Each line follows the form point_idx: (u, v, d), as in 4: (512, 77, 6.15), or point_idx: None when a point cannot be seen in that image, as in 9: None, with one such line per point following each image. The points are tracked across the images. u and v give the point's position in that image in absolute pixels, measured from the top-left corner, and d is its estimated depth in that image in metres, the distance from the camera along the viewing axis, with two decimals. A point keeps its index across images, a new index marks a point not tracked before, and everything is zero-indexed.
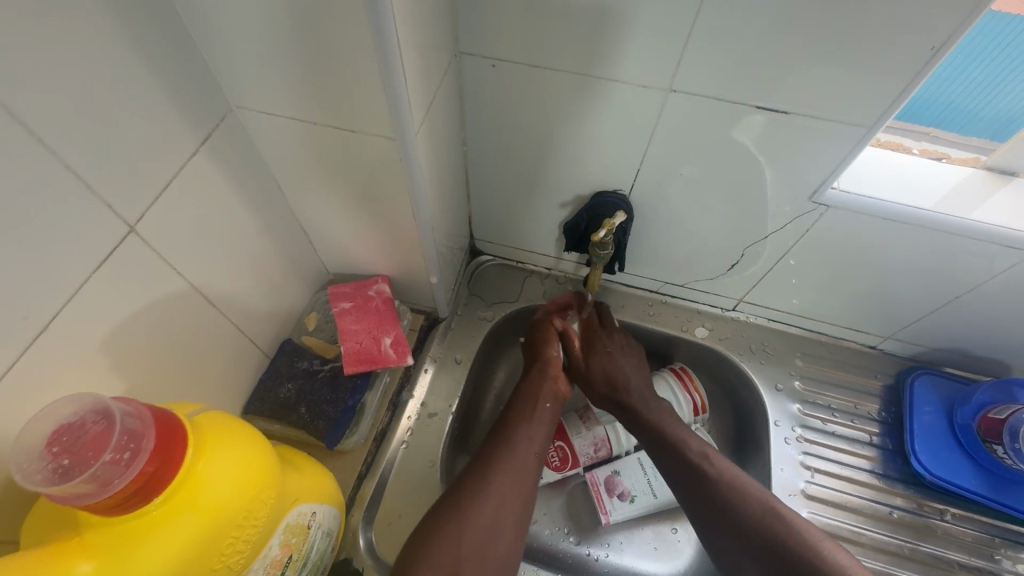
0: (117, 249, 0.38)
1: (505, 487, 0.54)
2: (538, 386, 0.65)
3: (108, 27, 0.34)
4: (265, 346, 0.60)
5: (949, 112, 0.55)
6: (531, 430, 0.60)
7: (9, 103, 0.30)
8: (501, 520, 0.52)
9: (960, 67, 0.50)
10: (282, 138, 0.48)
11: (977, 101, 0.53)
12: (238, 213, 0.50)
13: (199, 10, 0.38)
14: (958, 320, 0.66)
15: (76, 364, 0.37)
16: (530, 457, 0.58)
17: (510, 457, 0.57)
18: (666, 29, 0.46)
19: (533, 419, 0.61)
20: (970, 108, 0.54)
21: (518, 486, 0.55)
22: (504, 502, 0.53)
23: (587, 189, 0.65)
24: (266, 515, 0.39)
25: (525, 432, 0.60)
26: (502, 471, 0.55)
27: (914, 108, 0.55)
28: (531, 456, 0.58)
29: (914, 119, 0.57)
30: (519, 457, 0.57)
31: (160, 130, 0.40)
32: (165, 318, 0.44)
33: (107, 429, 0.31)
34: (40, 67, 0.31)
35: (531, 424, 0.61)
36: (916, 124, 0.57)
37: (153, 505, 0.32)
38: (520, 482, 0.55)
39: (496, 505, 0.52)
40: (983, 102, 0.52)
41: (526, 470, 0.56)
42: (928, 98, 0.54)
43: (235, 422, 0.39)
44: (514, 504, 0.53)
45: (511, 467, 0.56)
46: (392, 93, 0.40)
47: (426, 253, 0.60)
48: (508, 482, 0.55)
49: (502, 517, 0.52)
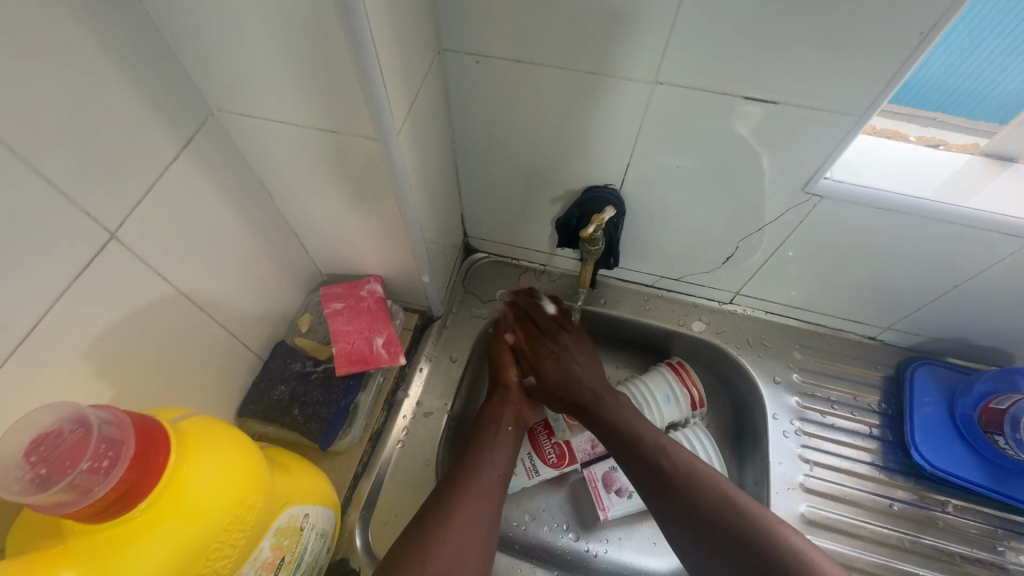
0: (98, 255, 0.38)
1: (470, 507, 0.54)
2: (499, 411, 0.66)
3: (81, 34, 0.34)
4: (258, 349, 0.60)
5: (954, 95, 0.53)
6: (492, 453, 0.61)
7: None
8: (470, 535, 0.52)
9: (962, 47, 0.48)
10: (264, 140, 0.48)
11: (983, 82, 0.51)
12: (224, 216, 0.50)
13: (174, 15, 0.38)
14: (958, 309, 0.65)
15: (62, 370, 0.38)
16: (494, 478, 0.58)
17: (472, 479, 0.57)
18: (648, 20, 0.46)
19: (494, 444, 0.62)
20: (976, 91, 0.52)
21: (486, 506, 0.55)
22: (474, 518, 0.53)
23: (578, 184, 0.65)
24: (253, 519, 0.39)
25: (488, 456, 0.60)
26: (466, 490, 0.55)
27: (919, 92, 0.54)
28: (495, 479, 0.58)
29: (919, 104, 0.56)
30: (483, 479, 0.57)
31: (139, 136, 0.40)
32: (151, 323, 0.44)
33: (85, 437, 0.31)
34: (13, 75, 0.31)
35: (493, 447, 0.61)
36: (921, 109, 0.56)
37: (137, 510, 0.33)
38: (486, 503, 0.55)
39: (467, 521, 0.53)
40: (990, 83, 0.51)
41: (492, 492, 0.57)
42: (932, 81, 0.53)
43: (221, 426, 0.39)
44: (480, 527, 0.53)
45: (475, 488, 0.56)
46: (370, 94, 0.40)
47: (416, 253, 0.60)
48: (474, 501, 0.55)
49: (474, 530, 0.52)
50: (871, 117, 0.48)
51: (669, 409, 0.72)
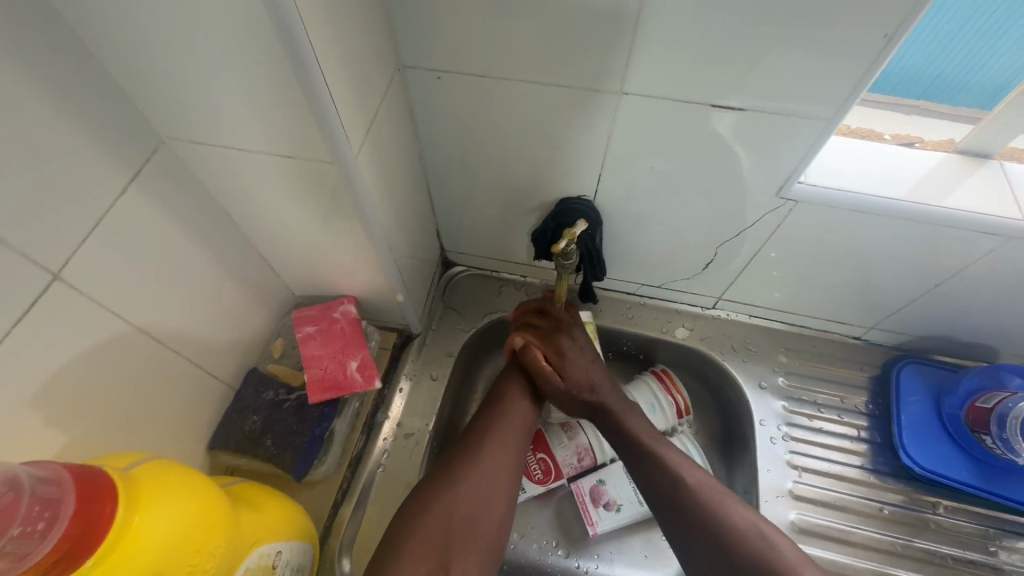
0: (42, 298, 0.37)
1: (497, 464, 0.56)
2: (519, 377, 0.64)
3: (8, 68, 0.32)
4: (228, 378, 0.59)
5: (938, 80, 0.52)
6: (523, 405, 0.62)
7: None
8: (487, 500, 0.54)
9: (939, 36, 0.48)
10: (220, 167, 0.47)
11: (962, 69, 0.50)
12: (183, 247, 0.49)
13: (109, 44, 0.37)
14: (939, 306, 0.65)
15: (7, 418, 0.36)
16: (521, 424, 0.60)
17: (502, 431, 0.58)
18: (609, 31, 0.45)
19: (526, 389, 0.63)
20: (959, 75, 0.51)
21: (509, 461, 0.57)
22: (493, 478, 0.55)
23: (552, 196, 0.64)
24: (215, 566, 0.37)
25: (517, 407, 0.61)
26: (494, 449, 0.57)
27: (901, 80, 0.53)
28: (523, 427, 0.60)
29: (903, 93, 0.55)
30: (511, 432, 0.59)
31: (81, 171, 0.38)
32: (106, 361, 0.43)
33: (18, 500, 0.30)
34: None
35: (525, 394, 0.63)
36: (906, 98, 0.55)
37: (86, 567, 0.31)
38: (510, 454, 0.57)
39: (487, 482, 0.55)
40: (970, 69, 0.50)
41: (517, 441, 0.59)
42: (911, 72, 0.52)
43: (177, 469, 0.38)
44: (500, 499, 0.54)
45: (502, 442, 0.58)
46: (323, 116, 0.39)
47: (387, 272, 0.59)
48: (497, 458, 0.56)
49: (491, 494, 0.54)
50: (842, 119, 0.48)
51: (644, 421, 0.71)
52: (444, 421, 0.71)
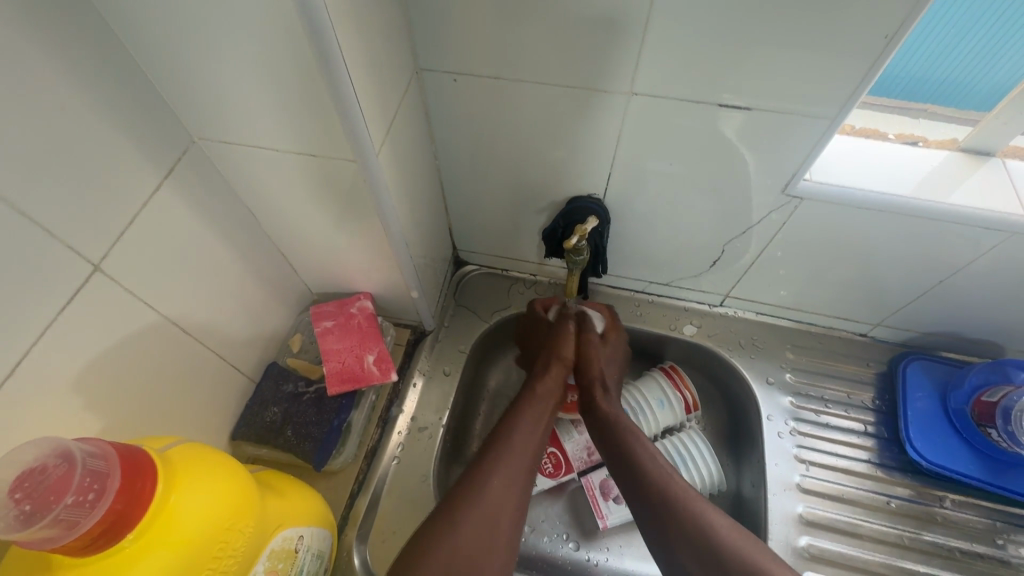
0: (83, 287, 0.39)
1: (497, 498, 0.53)
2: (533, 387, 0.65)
3: (56, 72, 0.34)
4: (249, 371, 0.61)
5: (944, 85, 0.53)
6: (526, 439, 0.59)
7: None
8: (491, 533, 0.51)
9: (943, 39, 0.48)
10: (245, 166, 0.49)
11: (966, 72, 0.51)
12: (209, 243, 0.51)
13: (149, 48, 0.39)
14: (945, 303, 0.66)
15: (49, 402, 0.38)
16: (523, 459, 0.58)
17: (507, 462, 0.56)
18: (619, 35, 0.47)
19: (530, 420, 0.61)
20: (963, 78, 0.52)
21: (513, 497, 0.54)
22: (495, 511, 0.52)
23: (562, 195, 0.66)
24: (244, 545, 0.39)
25: (520, 439, 0.59)
26: (496, 482, 0.54)
27: (908, 84, 0.54)
28: (528, 460, 0.58)
29: (911, 97, 0.55)
30: (516, 464, 0.57)
31: (120, 168, 0.40)
32: (139, 351, 0.45)
33: (70, 471, 0.32)
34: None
35: (529, 426, 0.61)
36: (913, 101, 0.56)
37: (127, 540, 0.33)
38: (515, 487, 0.55)
39: (489, 518, 0.52)
40: (976, 72, 0.51)
41: (523, 475, 0.56)
42: (917, 74, 0.52)
43: (210, 452, 0.40)
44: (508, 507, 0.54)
45: (507, 474, 0.55)
46: (346, 116, 0.41)
47: (403, 269, 0.61)
48: (502, 492, 0.54)
49: (493, 528, 0.51)
50: (846, 117, 0.49)
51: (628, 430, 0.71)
52: (456, 417, 0.72)
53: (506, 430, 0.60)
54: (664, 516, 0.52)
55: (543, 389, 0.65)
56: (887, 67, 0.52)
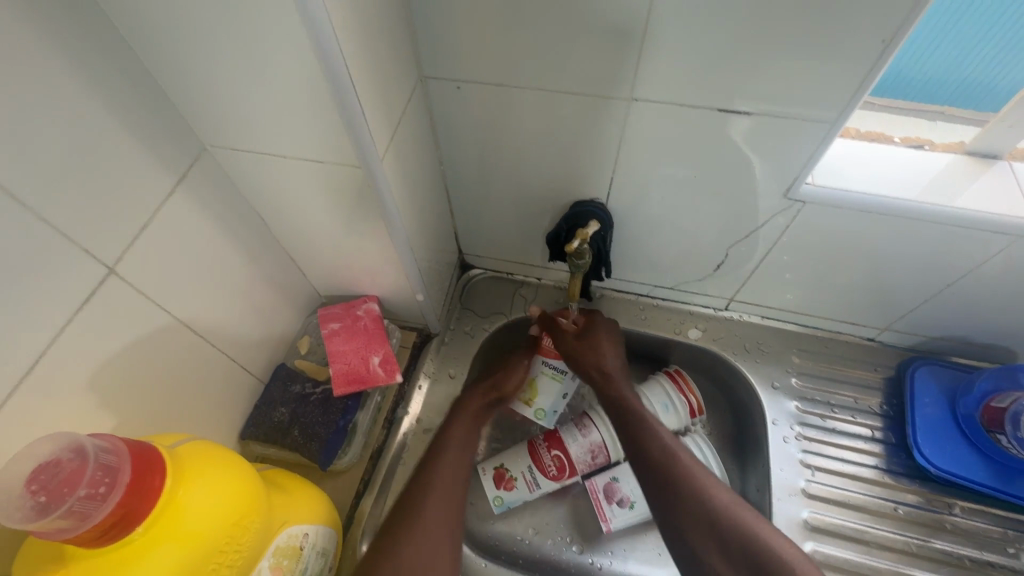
0: (98, 289, 0.41)
1: (431, 522, 0.54)
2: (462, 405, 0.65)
3: (76, 82, 0.36)
4: (258, 372, 0.62)
5: (957, 89, 0.54)
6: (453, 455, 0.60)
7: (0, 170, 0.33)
8: (427, 548, 0.52)
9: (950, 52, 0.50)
10: (257, 173, 0.50)
11: (977, 78, 0.52)
12: (220, 248, 0.52)
13: (163, 61, 0.41)
14: (953, 307, 0.65)
15: (66, 402, 0.40)
16: (453, 475, 0.58)
17: (441, 485, 0.57)
18: (618, 42, 0.48)
19: (461, 442, 0.62)
20: (976, 84, 0.53)
21: (451, 517, 0.55)
22: (430, 529, 0.54)
23: (566, 200, 0.66)
24: (250, 540, 0.40)
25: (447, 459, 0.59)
26: (427, 505, 0.55)
27: (924, 84, 0.54)
28: (461, 481, 0.59)
29: (927, 100, 0.56)
30: (452, 486, 0.57)
31: (135, 175, 0.42)
32: (151, 351, 0.46)
33: (83, 465, 0.33)
34: (6, 120, 0.33)
35: (461, 447, 0.61)
36: (929, 104, 0.57)
37: (136, 533, 0.34)
38: (452, 507, 0.56)
39: (430, 539, 0.53)
40: (996, 71, 0.50)
41: (450, 493, 0.57)
42: (932, 75, 0.53)
43: (217, 449, 0.41)
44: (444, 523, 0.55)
45: (440, 502, 0.56)
46: (352, 123, 0.42)
47: (409, 273, 0.62)
48: (438, 515, 0.55)
49: (432, 543, 0.53)
50: (846, 121, 0.49)
51: None
52: None
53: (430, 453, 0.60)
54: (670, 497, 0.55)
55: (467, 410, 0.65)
56: (900, 70, 0.54)
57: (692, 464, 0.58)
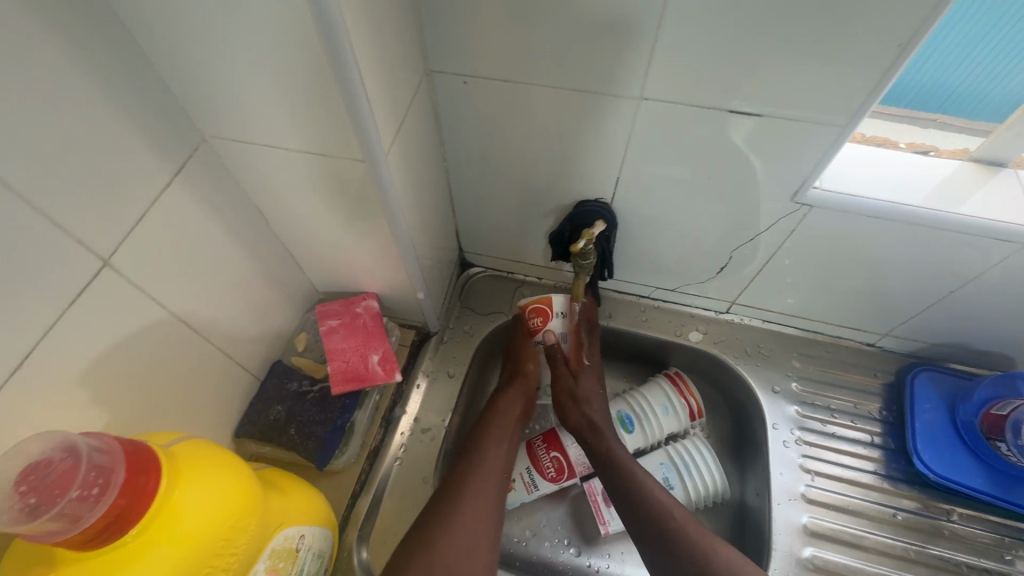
0: (92, 282, 0.39)
1: (472, 517, 0.54)
2: (506, 403, 0.66)
3: (73, 67, 0.35)
4: (254, 369, 0.61)
5: (956, 95, 0.53)
6: (496, 451, 0.61)
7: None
8: (471, 544, 0.52)
9: (958, 52, 0.48)
10: (257, 164, 0.49)
11: (979, 83, 0.51)
12: (217, 242, 0.51)
13: (163, 47, 0.39)
14: (955, 314, 0.65)
15: (56, 398, 0.39)
16: (498, 472, 0.59)
17: (478, 480, 0.58)
18: (630, 38, 0.46)
19: (499, 438, 0.62)
20: (976, 89, 0.52)
21: (487, 513, 0.55)
22: (474, 525, 0.53)
23: (570, 199, 0.65)
24: (247, 541, 0.39)
25: (492, 455, 0.60)
26: (470, 499, 0.55)
27: (917, 93, 0.54)
28: (500, 476, 0.59)
29: (922, 106, 0.55)
30: (489, 481, 0.58)
31: (131, 164, 0.41)
32: (145, 346, 0.45)
33: (75, 465, 0.32)
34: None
35: (499, 443, 0.62)
36: (923, 111, 0.56)
37: (130, 536, 0.33)
38: (490, 502, 0.56)
39: (466, 532, 0.53)
40: (988, 82, 0.51)
41: (495, 490, 0.58)
42: (927, 83, 0.52)
43: (214, 448, 0.40)
44: (487, 520, 0.55)
45: (479, 495, 0.56)
46: (357, 115, 0.41)
47: (410, 271, 0.61)
48: (475, 508, 0.55)
49: (475, 539, 0.53)
50: (857, 125, 0.49)
51: (632, 435, 0.71)
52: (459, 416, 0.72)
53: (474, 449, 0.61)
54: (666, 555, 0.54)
55: (504, 407, 0.66)
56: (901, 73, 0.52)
57: (689, 524, 0.56)
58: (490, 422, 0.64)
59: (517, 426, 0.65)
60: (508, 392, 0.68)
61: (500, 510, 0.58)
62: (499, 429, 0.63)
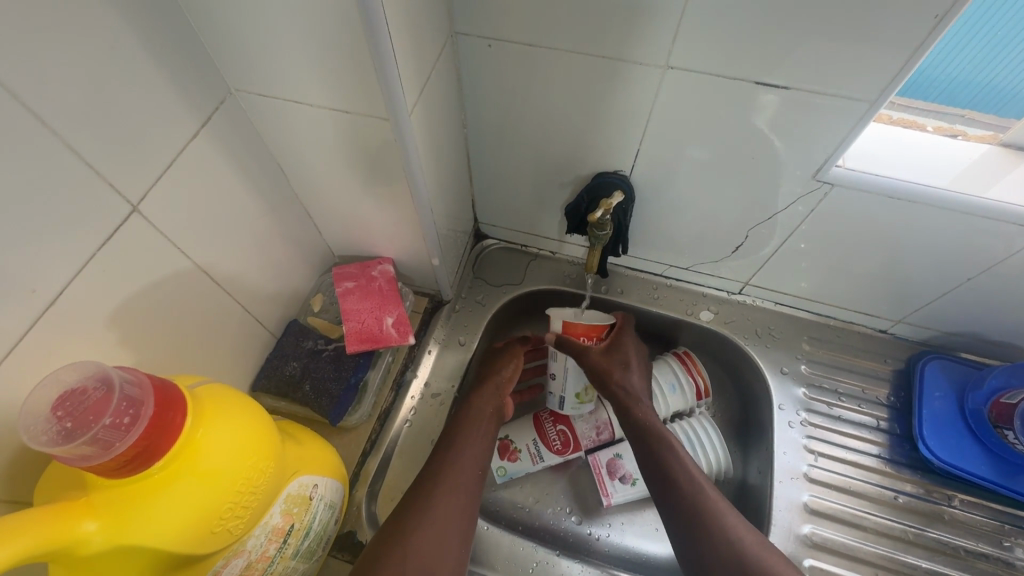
0: (120, 227, 0.40)
1: (444, 511, 0.53)
2: (483, 401, 0.64)
3: (103, 9, 0.35)
4: (272, 327, 0.62)
5: (989, 89, 0.52)
6: (472, 447, 0.59)
7: (22, 94, 0.32)
8: (442, 537, 0.51)
9: (994, 43, 0.47)
10: (279, 120, 0.49)
11: (1012, 77, 0.50)
12: (241, 197, 0.52)
13: None
14: (973, 302, 0.64)
15: (86, 338, 0.40)
16: (474, 467, 0.57)
17: (452, 476, 0.55)
18: (660, 3, 0.45)
19: (474, 435, 0.60)
20: (1009, 84, 0.51)
21: (463, 506, 0.54)
22: (446, 520, 0.52)
23: (589, 171, 0.65)
24: (264, 484, 0.41)
25: (468, 450, 0.58)
26: (443, 493, 0.54)
27: (950, 85, 0.53)
28: (474, 473, 0.57)
29: (951, 101, 0.55)
30: (462, 477, 0.56)
31: (158, 112, 0.41)
32: (169, 295, 0.46)
33: (108, 395, 0.33)
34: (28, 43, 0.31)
35: (476, 439, 0.60)
36: (952, 106, 0.55)
37: (155, 468, 0.34)
38: (463, 499, 0.54)
39: (437, 526, 0.51)
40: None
41: (469, 485, 0.56)
42: (961, 77, 0.51)
43: (237, 395, 0.41)
44: (461, 515, 0.53)
45: (453, 487, 0.55)
46: (382, 72, 0.41)
47: (427, 238, 0.61)
48: (449, 505, 0.53)
49: (447, 535, 0.51)
50: (883, 105, 0.48)
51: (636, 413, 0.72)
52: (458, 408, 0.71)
53: (450, 442, 0.59)
54: (686, 524, 0.54)
55: (481, 404, 0.64)
56: (932, 68, 0.51)
57: (708, 490, 0.57)
58: (467, 416, 0.62)
59: (493, 425, 0.63)
60: (485, 390, 0.66)
61: (477, 502, 0.56)
62: (476, 425, 0.61)
